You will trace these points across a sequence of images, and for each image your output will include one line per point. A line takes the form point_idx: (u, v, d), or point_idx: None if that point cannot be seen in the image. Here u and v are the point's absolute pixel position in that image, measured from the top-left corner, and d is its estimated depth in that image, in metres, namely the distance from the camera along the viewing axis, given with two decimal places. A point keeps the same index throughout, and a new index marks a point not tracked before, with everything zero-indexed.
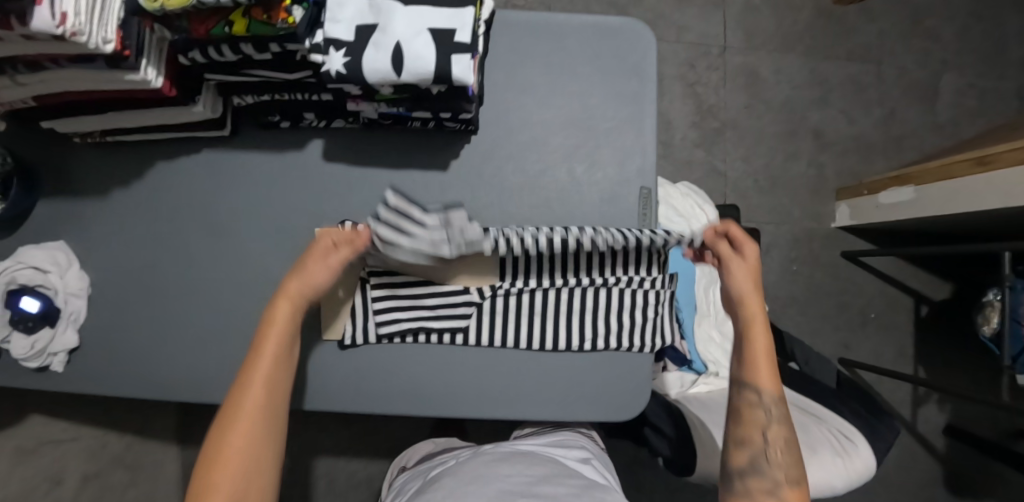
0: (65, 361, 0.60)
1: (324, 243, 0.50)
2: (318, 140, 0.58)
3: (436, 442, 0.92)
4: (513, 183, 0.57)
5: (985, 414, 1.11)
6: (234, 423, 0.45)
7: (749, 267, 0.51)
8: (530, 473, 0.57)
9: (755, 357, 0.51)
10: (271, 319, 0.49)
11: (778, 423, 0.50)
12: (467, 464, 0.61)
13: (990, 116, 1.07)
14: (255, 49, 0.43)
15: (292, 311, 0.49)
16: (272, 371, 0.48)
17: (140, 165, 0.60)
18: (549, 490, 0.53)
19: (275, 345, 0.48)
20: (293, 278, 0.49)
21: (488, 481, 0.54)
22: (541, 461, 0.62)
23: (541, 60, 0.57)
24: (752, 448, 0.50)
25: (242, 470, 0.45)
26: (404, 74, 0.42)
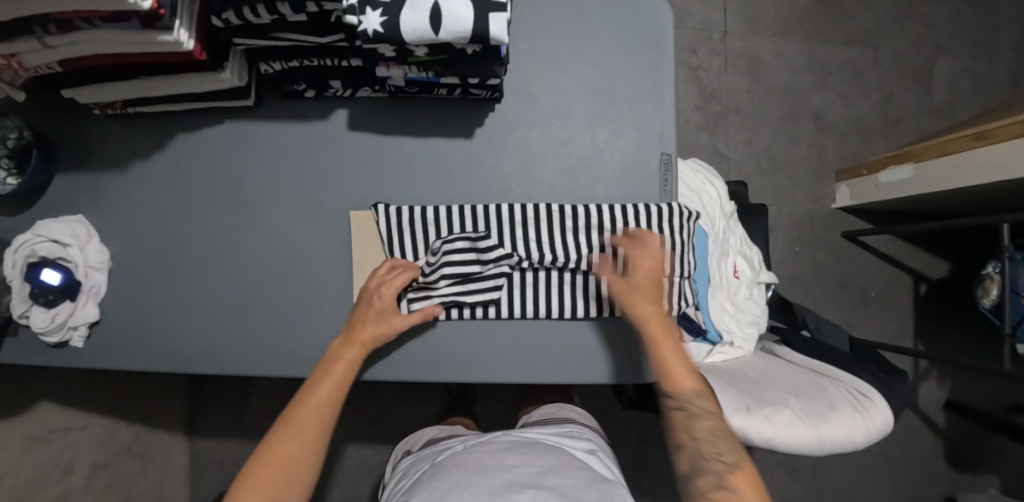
0: (85, 336, 0.59)
1: (390, 288, 0.53)
2: (343, 109, 0.59)
3: (440, 428, 0.88)
4: (538, 152, 0.58)
5: (983, 390, 1.14)
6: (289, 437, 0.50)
7: (635, 275, 0.53)
8: (537, 464, 0.56)
9: (663, 365, 0.53)
10: (341, 353, 0.53)
11: (701, 417, 0.51)
12: (472, 454, 0.60)
13: (983, 99, 1.11)
14: (292, 9, 0.43)
15: (360, 353, 0.53)
16: (329, 399, 0.52)
17: (160, 137, 0.60)
18: (556, 480, 0.52)
19: (340, 377, 0.52)
20: (367, 322, 0.53)
21: (494, 471, 0.54)
22: (548, 451, 0.61)
23: (563, 30, 0.59)
24: (688, 451, 0.51)
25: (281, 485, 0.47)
26: (442, 32, 0.43)
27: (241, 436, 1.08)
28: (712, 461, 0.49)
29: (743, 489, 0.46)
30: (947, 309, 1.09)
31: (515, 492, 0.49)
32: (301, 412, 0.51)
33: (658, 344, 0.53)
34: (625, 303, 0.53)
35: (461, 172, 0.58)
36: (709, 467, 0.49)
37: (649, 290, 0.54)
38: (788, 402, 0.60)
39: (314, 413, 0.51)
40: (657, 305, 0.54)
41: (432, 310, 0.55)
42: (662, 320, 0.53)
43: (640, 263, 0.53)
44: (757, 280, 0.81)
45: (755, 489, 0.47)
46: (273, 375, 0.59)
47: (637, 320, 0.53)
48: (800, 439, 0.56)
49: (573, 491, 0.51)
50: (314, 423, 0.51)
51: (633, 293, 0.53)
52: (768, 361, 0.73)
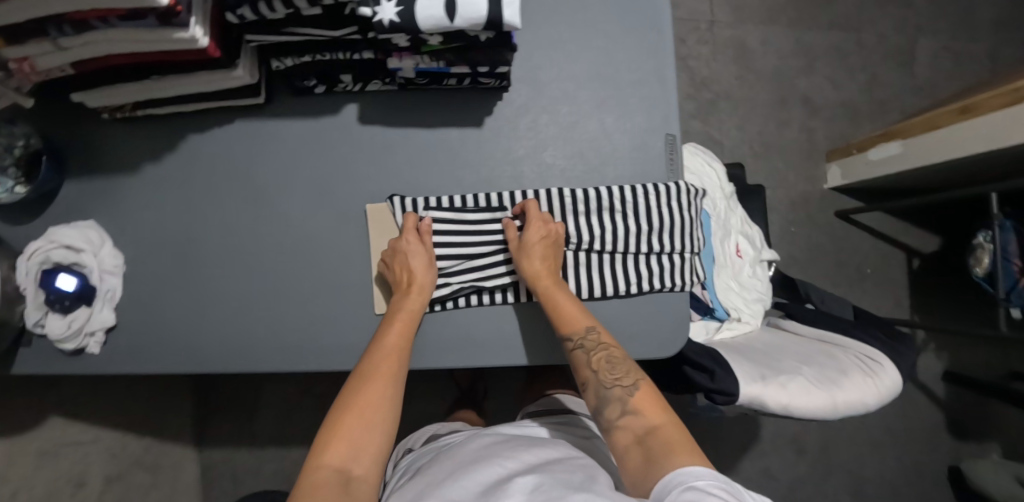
0: (101, 342, 0.59)
1: (412, 231, 0.56)
2: (353, 104, 0.59)
3: (441, 425, 0.89)
4: (547, 137, 0.60)
5: (979, 359, 1.17)
6: (369, 381, 0.50)
7: (533, 229, 0.55)
8: (530, 456, 0.56)
9: (557, 312, 0.53)
10: (401, 306, 0.54)
11: (596, 350, 0.53)
12: (465, 447, 0.61)
13: (963, 77, 1.15)
14: (308, 2, 0.44)
15: (421, 300, 0.55)
16: (396, 349, 0.53)
17: (170, 138, 0.60)
18: (549, 469, 0.52)
19: (402, 328, 0.54)
20: (415, 272, 0.54)
21: (488, 463, 0.54)
22: (544, 443, 0.61)
23: (565, 18, 0.60)
24: (592, 385, 0.53)
25: (361, 421, 0.48)
26: (457, 19, 0.44)
27: (251, 444, 1.07)
28: (613, 389, 0.51)
29: (644, 408, 0.49)
30: (940, 281, 1.13)
31: (505, 483, 0.48)
32: (373, 363, 0.51)
33: (549, 293, 0.54)
34: (518, 257, 0.54)
35: (473, 159, 0.59)
36: (612, 395, 0.51)
37: (547, 243, 0.55)
38: (801, 370, 0.61)
39: (387, 364, 0.51)
40: (550, 258, 0.55)
41: (426, 223, 0.56)
42: (550, 270, 0.54)
43: (540, 217, 0.56)
44: (759, 258, 0.83)
45: (656, 406, 0.50)
46: (292, 371, 0.58)
47: (529, 275, 0.53)
48: (815, 405, 0.58)
49: (565, 474, 0.50)
50: (388, 372, 0.51)
51: (529, 245, 0.54)
52: (775, 334, 0.76)
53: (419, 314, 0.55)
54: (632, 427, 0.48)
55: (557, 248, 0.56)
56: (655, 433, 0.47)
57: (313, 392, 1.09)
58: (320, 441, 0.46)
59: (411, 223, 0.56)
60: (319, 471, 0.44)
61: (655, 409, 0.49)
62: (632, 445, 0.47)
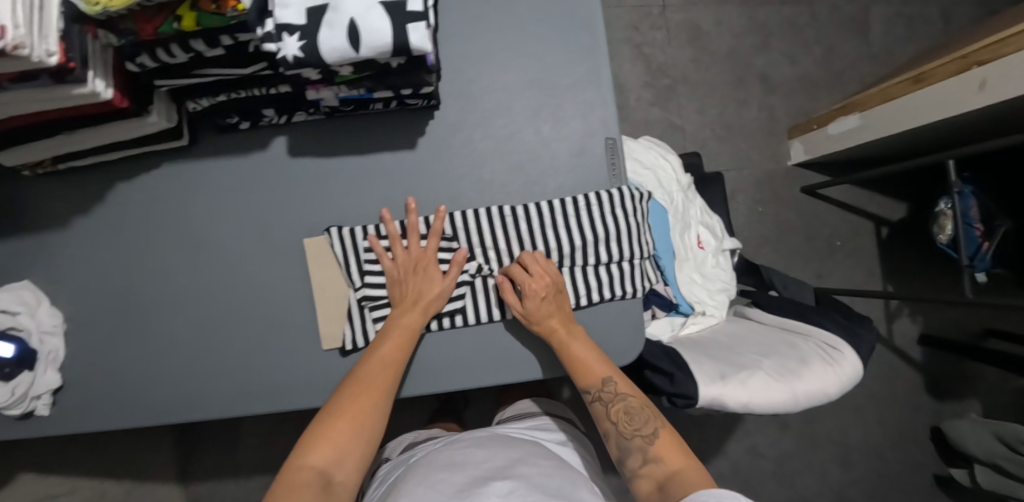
0: (49, 403, 0.57)
1: (433, 264, 0.55)
2: (281, 136, 0.58)
3: (419, 433, 0.89)
4: (485, 152, 0.58)
5: (954, 320, 1.18)
6: (362, 390, 0.51)
7: (533, 295, 0.53)
8: (502, 457, 0.57)
9: (576, 366, 0.54)
10: (400, 320, 0.54)
11: (614, 402, 0.55)
12: (439, 453, 0.62)
13: (920, 40, 1.14)
14: (206, 44, 0.42)
15: (420, 320, 0.54)
16: (394, 358, 0.53)
17: (98, 188, 0.58)
18: (523, 470, 0.54)
19: (401, 343, 0.53)
20: (425, 292, 0.55)
21: (462, 466, 0.55)
22: (517, 445, 0.63)
23: (493, 27, 0.59)
24: (614, 436, 0.55)
25: (352, 431, 0.49)
26: (362, 49, 0.42)
27: (236, 475, 1.05)
28: (634, 439, 0.53)
29: (665, 455, 0.51)
30: (909, 248, 1.13)
31: (483, 483, 0.50)
32: (365, 372, 0.52)
33: (566, 347, 0.54)
34: (531, 318, 0.54)
35: (410, 182, 0.58)
36: (633, 445, 0.53)
37: (550, 298, 0.54)
38: (761, 364, 0.61)
39: (380, 371, 0.52)
40: (554, 310, 0.55)
41: (461, 256, 0.56)
42: (561, 316, 0.55)
43: (530, 264, 0.55)
44: (722, 247, 0.83)
45: (677, 449, 0.52)
46: (249, 413, 0.58)
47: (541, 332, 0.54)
48: (776, 397, 0.58)
49: (541, 479, 0.53)
50: (380, 385, 0.52)
51: (530, 310, 0.53)
52: (740, 325, 0.76)
53: (414, 333, 0.54)
54: (654, 474, 0.51)
55: (561, 297, 0.56)
56: (675, 479, 0.49)
57: (293, 417, 1.07)
58: (306, 440, 0.49)
59: (380, 248, 0.55)
60: (301, 472, 0.46)
61: (676, 456, 0.51)
62: (655, 493, 0.50)
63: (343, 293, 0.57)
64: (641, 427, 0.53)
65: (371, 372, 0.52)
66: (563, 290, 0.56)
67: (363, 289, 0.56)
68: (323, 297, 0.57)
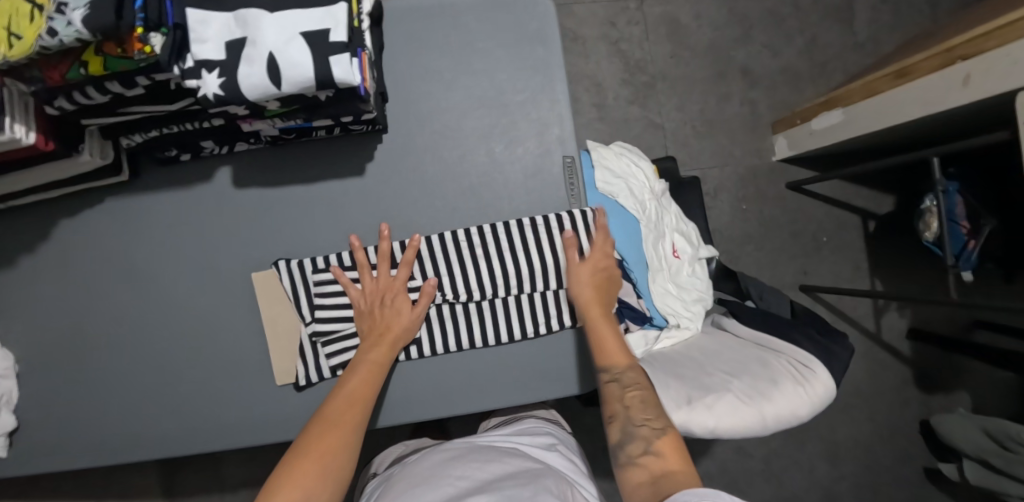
0: (6, 445, 0.56)
1: (399, 286, 0.54)
2: (225, 167, 0.56)
3: (409, 444, 0.82)
4: (435, 176, 0.56)
5: (942, 313, 1.16)
6: (331, 428, 0.47)
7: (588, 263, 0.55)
8: (481, 472, 0.52)
9: (602, 339, 0.53)
10: (366, 356, 0.52)
11: (633, 387, 0.52)
12: (419, 467, 0.57)
13: (906, 27, 1.11)
14: (123, 85, 0.40)
15: (387, 353, 0.52)
16: (363, 395, 0.50)
17: (43, 226, 0.57)
18: (500, 483, 0.49)
19: (369, 377, 0.51)
20: (393, 322, 0.53)
21: (436, 484, 0.50)
22: (501, 456, 0.57)
23: (439, 43, 0.56)
24: (620, 420, 0.51)
25: (321, 471, 0.45)
26: (284, 85, 0.40)
27: None
28: (641, 428, 0.49)
29: (667, 452, 0.46)
30: (897, 242, 1.10)
31: None
32: (332, 410, 0.48)
33: (602, 323, 0.54)
34: (577, 283, 0.54)
35: (359, 211, 0.56)
36: (638, 433, 0.49)
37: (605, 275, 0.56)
38: (730, 385, 0.60)
39: (344, 408, 0.49)
40: (601, 288, 0.55)
41: (431, 284, 0.54)
42: (608, 295, 0.55)
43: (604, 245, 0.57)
44: (698, 255, 0.81)
45: (678, 454, 0.46)
46: (207, 450, 0.57)
47: (582, 299, 0.54)
48: (744, 420, 0.56)
49: (515, 489, 0.47)
50: (347, 422, 0.48)
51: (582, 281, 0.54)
52: (716, 338, 0.74)
53: (381, 368, 0.52)
54: (651, 466, 0.46)
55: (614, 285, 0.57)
56: (672, 475, 0.44)
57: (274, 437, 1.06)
58: (267, 487, 0.43)
59: (346, 279, 0.54)
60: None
61: (680, 458, 0.46)
62: (646, 483, 0.44)
63: (295, 327, 0.56)
64: (650, 417, 0.50)
65: (341, 408, 0.49)
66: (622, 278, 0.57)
67: (314, 324, 0.54)
68: (277, 334, 0.55)
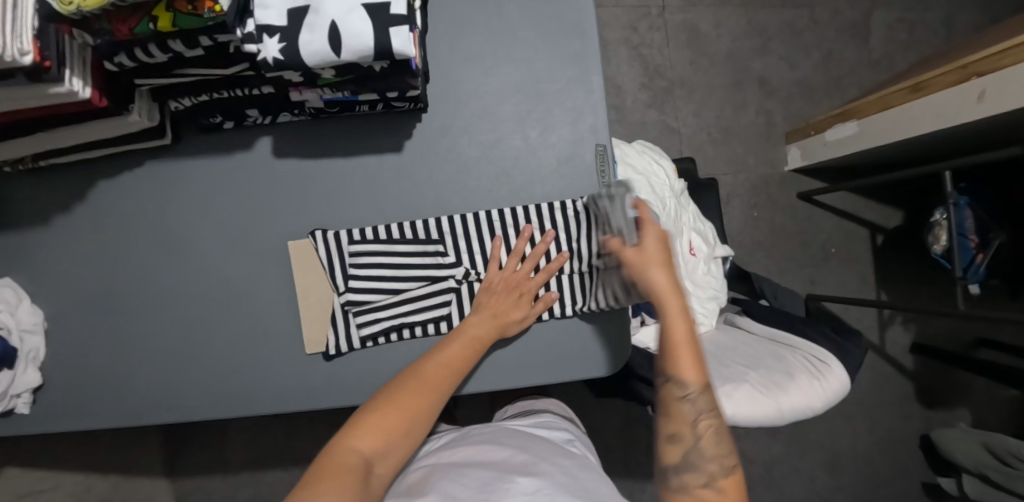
0: (30, 401, 0.57)
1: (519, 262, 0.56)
2: (266, 137, 0.57)
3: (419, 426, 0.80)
4: (471, 157, 0.58)
5: (947, 329, 1.18)
6: (421, 385, 0.50)
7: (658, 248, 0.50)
8: (522, 454, 0.52)
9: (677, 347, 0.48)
10: (473, 325, 0.54)
11: (708, 414, 0.47)
12: (450, 448, 0.56)
13: (920, 47, 1.14)
14: (185, 45, 0.42)
15: (492, 333, 0.54)
16: (456, 365, 0.52)
17: (81, 186, 0.58)
18: (544, 465, 0.50)
19: (479, 343, 0.53)
20: (506, 305, 0.55)
21: (479, 462, 0.50)
22: (534, 443, 0.57)
23: (482, 28, 0.58)
24: (686, 445, 0.46)
25: (404, 425, 0.48)
26: (343, 53, 0.41)
27: (224, 471, 1.05)
28: (709, 462, 0.45)
29: (732, 494, 0.44)
30: (905, 256, 1.12)
31: (508, 478, 0.45)
32: (433, 368, 0.51)
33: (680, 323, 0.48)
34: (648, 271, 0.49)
35: (395, 187, 0.57)
36: (704, 466, 0.45)
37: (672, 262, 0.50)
38: (748, 376, 0.61)
39: (445, 369, 0.51)
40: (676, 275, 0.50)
41: (551, 296, 0.56)
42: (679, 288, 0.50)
43: (654, 227, 0.51)
44: (713, 255, 0.82)
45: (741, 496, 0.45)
46: (230, 417, 0.57)
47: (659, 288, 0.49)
48: (761, 411, 0.57)
49: (564, 477, 0.48)
50: (443, 380, 0.51)
51: (655, 278, 0.49)
52: (730, 334, 0.75)
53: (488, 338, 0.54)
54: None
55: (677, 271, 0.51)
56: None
57: (282, 415, 1.06)
58: (355, 423, 0.46)
59: (381, 252, 0.55)
60: (346, 454, 0.43)
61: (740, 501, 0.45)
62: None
63: (326, 297, 0.57)
64: (723, 453, 0.46)
65: (435, 374, 0.51)
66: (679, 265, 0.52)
67: (347, 294, 0.55)
68: (308, 302, 0.56)
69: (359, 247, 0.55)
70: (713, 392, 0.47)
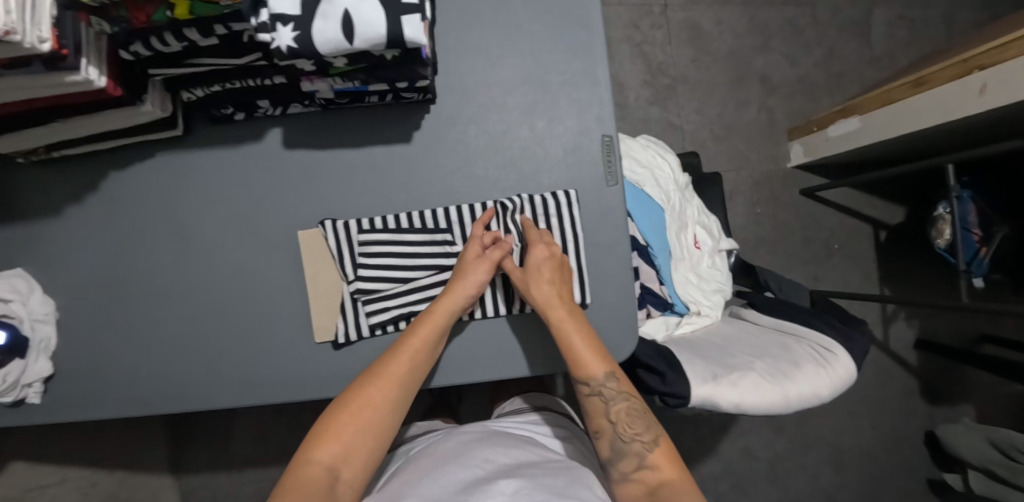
0: (41, 391, 0.57)
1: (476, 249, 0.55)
2: (276, 128, 0.58)
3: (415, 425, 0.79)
4: (479, 148, 0.58)
5: (950, 325, 1.19)
6: (374, 382, 0.50)
7: (535, 261, 0.55)
8: (508, 455, 0.53)
9: (573, 355, 0.52)
10: (433, 306, 0.53)
11: (616, 401, 0.53)
12: (442, 446, 0.57)
13: (921, 44, 1.15)
14: (200, 33, 0.42)
15: (460, 299, 0.53)
16: (416, 353, 0.52)
17: (93, 177, 0.58)
18: (526, 466, 0.50)
19: (429, 331, 0.52)
20: (461, 279, 0.54)
21: (463, 462, 0.51)
22: (520, 442, 0.58)
23: (488, 21, 0.58)
24: (608, 436, 0.52)
25: (361, 427, 0.48)
26: (356, 41, 0.42)
27: (229, 467, 1.05)
28: (632, 443, 0.51)
29: (661, 464, 0.49)
30: (907, 252, 1.13)
31: (488, 481, 0.46)
32: (387, 362, 0.51)
33: (563, 330, 0.53)
34: (526, 289, 0.54)
35: (402, 176, 0.58)
36: (629, 449, 0.50)
37: (554, 271, 0.55)
38: (754, 365, 0.61)
39: (399, 361, 0.51)
40: (558, 284, 0.55)
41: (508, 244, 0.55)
42: (561, 299, 0.54)
43: (538, 242, 0.56)
44: (718, 248, 0.82)
45: (671, 461, 0.49)
46: (238, 407, 0.58)
47: (539, 304, 0.53)
48: (768, 399, 0.57)
49: (547, 477, 0.49)
50: (397, 374, 0.51)
51: (535, 295, 0.53)
52: (734, 326, 0.75)
53: (447, 321, 0.53)
54: (646, 480, 0.48)
55: (565, 276, 0.56)
56: (668, 488, 0.46)
57: (287, 411, 1.06)
58: (313, 434, 0.47)
59: (391, 240, 0.56)
60: (309, 468, 0.44)
61: (675, 472, 0.48)
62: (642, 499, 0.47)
63: (336, 286, 0.57)
64: (643, 433, 0.51)
65: (390, 368, 0.51)
66: (568, 268, 0.57)
67: (357, 282, 0.56)
68: (318, 291, 0.57)
69: (369, 236, 0.55)
70: (617, 380, 0.53)
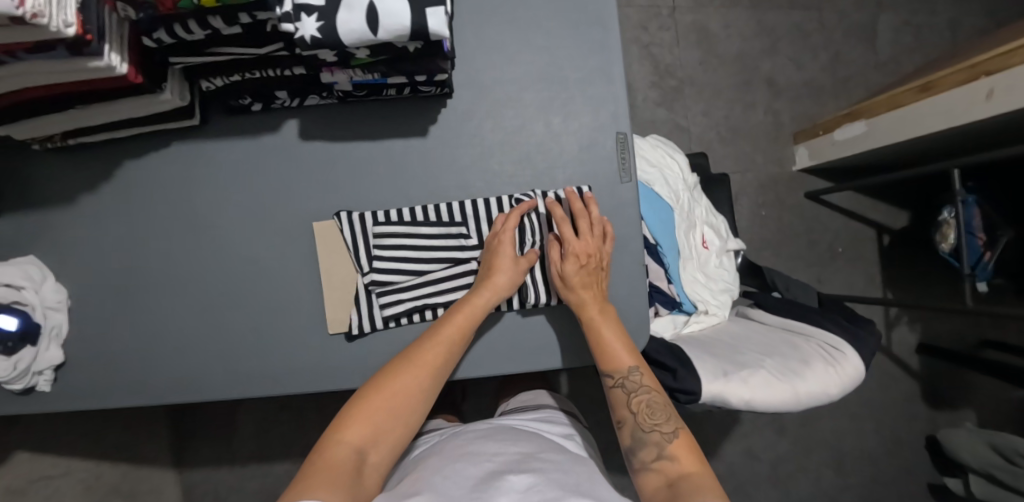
0: (51, 379, 0.57)
1: (508, 246, 0.55)
2: (293, 120, 0.58)
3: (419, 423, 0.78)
4: (494, 142, 0.59)
5: (952, 330, 1.19)
6: (405, 370, 0.51)
7: (573, 256, 0.54)
8: (517, 451, 0.53)
9: (603, 349, 0.54)
10: (468, 298, 0.54)
11: (638, 393, 0.54)
12: (447, 445, 0.56)
13: (926, 50, 1.16)
14: (224, 22, 0.42)
15: (491, 297, 0.53)
16: (450, 343, 0.52)
17: (108, 165, 0.58)
18: (537, 461, 0.50)
19: (465, 321, 0.52)
20: (496, 273, 0.54)
21: (473, 459, 0.50)
22: (526, 437, 0.58)
23: (506, 17, 0.59)
24: (630, 425, 0.53)
25: (389, 410, 0.49)
26: (381, 32, 0.42)
27: (231, 462, 1.04)
28: (651, 434, 0.52)
29: (680, 455, 0.49)
30: (910, 256, 1.14)
31: (499, 476, 0.46)
32: (422, 351, 0.51)
33: (596, 325, 0.54)
34: (565, 288, 0.55)
35: (418, 169, 0.58)
36: (649, 438, 0.51)
37: (592, 268, 0.55)
38: (764, 363, 0.62)
39: (434, 351, 0.51)
40: (592, 285, 0.55)
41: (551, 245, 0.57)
42: (597, 299, 0.55)
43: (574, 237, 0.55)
44: (726, 248, 0.83)
45: (692, 454, 0.49)
46: (250, 397, 0.58)
47: (573, 302, 0.54)
48: (779, 396, 0.58)
49: (558, 474, 0.48)
50: (433, 364, 0.52)
51: (569, 295, 0.55)
52: (742, 325, 0.76)
53: (483, 313, 0.53)
54: (666, 471, 0.49)
55: (602, 275, 0.57)
56: (689, 479, 0.46)
57: (290, 406, 1.06)
58: (341, 416, 0.48)
59: (405, 233, 0.56)
60: (332, 450, 0.45)
61: (694, 462, 0.49)
62: (662, 488, 0.47)
63: (350, 278, 0.58)
64: (665, 426, 0.51)
65: (422, 356, 0.51)
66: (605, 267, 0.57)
67: (372, 274, 0.56)
68: (332, 283, 0.57)
69: (384, 229, 0.55)
70: (643, 374, 0.54)
